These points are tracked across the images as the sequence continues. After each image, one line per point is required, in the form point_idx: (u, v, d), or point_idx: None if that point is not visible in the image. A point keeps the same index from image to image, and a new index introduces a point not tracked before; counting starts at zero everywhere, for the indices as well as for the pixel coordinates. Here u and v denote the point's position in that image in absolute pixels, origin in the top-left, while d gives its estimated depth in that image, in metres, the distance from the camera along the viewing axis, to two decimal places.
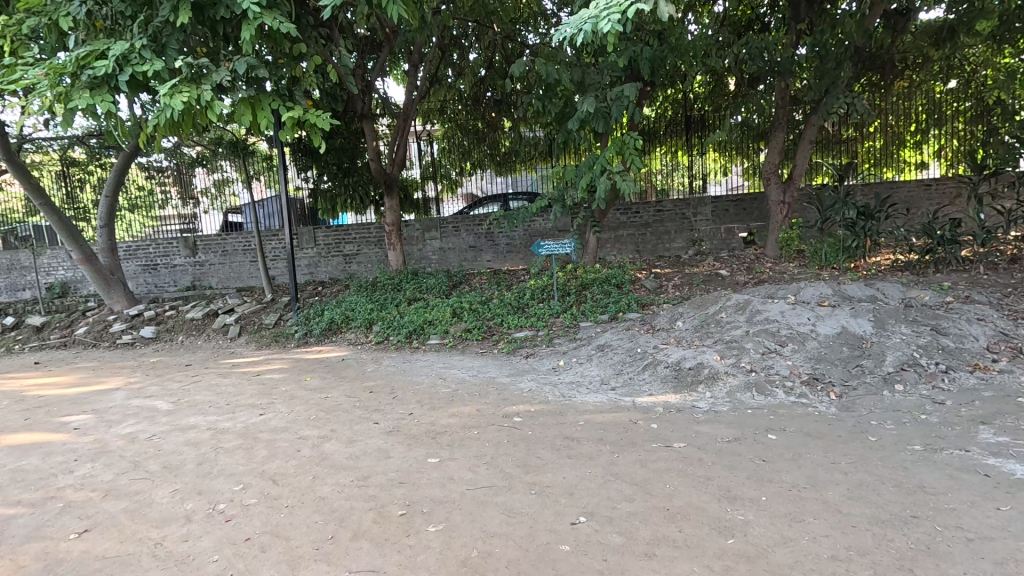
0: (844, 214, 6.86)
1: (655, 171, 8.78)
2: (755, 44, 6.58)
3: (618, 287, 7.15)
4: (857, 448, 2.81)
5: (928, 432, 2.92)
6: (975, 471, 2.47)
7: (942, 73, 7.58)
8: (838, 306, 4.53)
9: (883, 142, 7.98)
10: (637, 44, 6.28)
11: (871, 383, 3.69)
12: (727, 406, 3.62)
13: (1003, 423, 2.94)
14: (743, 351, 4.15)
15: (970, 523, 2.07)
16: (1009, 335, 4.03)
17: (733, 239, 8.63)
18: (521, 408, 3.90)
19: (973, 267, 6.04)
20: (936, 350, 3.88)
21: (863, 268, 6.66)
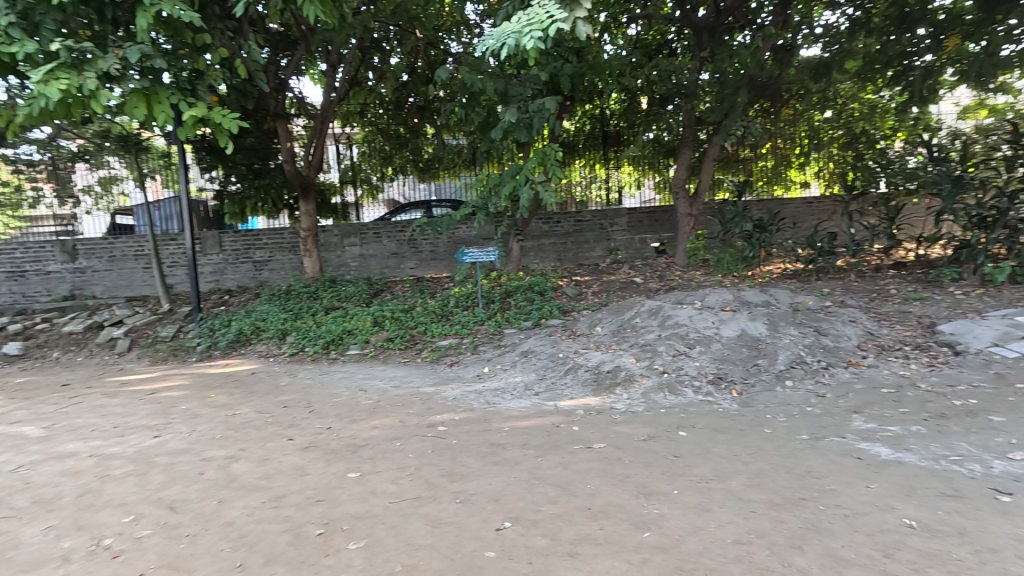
0: (743, 226, 7.53)
1: (575, 183, 9.15)
2: (664, 67, 7.11)
3: (540, 294, 7.31)
4: (755, 440, 3.09)
5: (813, 423, 3.27)
6: (850, 455, 2.80)
7: (820, 104, 8.55)
8: (738, 311, 4.96)
9: (773, 163, 8.89)
10: (558, 60, 6.56)
11: (766, 380, 4.06)
12: (643, 406, 3.82)
13: (871, 411, 3.37)
14: (656, 354, 4.42)
15: (847, 501, 2.34)
16: (874, 334, 4.62)
17: (646, 248, 9.15)
18: (446, 417, 3.86)
19: (846, 275, 6.87)
20: (819, 349, 4.36)
21: (758, 275, 7.36)
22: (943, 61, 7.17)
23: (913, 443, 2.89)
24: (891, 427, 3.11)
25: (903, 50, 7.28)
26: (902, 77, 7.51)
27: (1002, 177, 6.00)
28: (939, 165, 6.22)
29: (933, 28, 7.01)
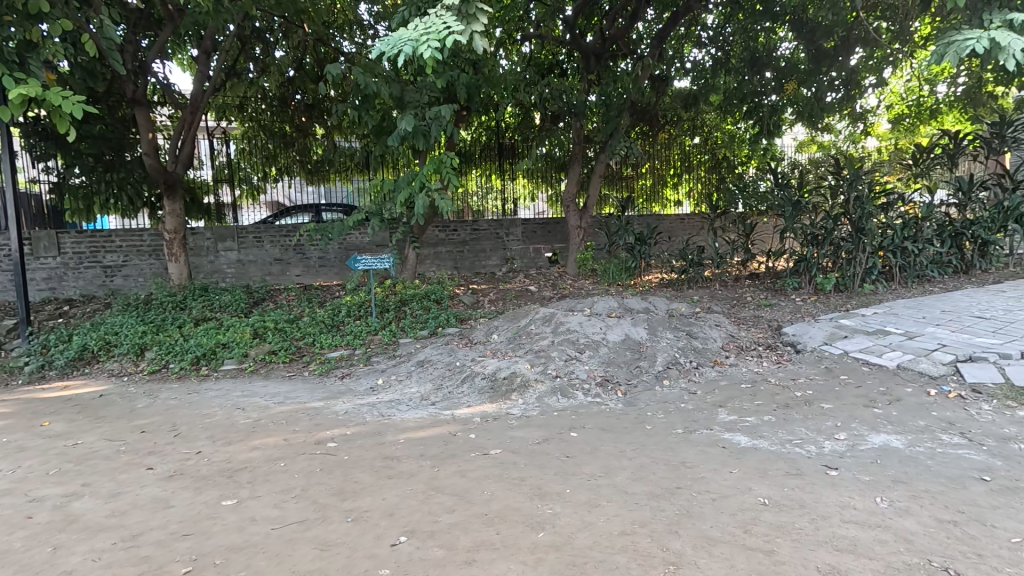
0: (626, 239, 8.15)
1: (471, 193, 9.28)
2: (555, 87, 7.52)
3: (437, 302, 7.24)
4: (638, 436, 3.34)
5: (686, 418, 3.62)
6: (716, 445, 3.14)
7: (690, 130, 9.52)
8: (623, 316, 5.35)
9: (652, 182, 9.67)
10: (454, 70, 6.55)
11: (647, 380, 4.41)
12: (537, 410, 3.95)
13: (733, 404, 3.80)
14: (550, 359, 4.61)
15: (715, 486, 2.61)
16: (735, 336, 5.24)
17: (540, 258, 9.49)
18: (337, 432, 3.66)
19: (711, 284, 7.73)
20: (691, 351, 4.84)
21: (640, 284, 8.02)
22: (785, 101, 8.38)
23: (766, 431, 3.31)
24: (749, 418, 3.54)
25: (754, 90, 8.45)
26: (754, 113, 8.61)
27: (831, 203, 7.00)
28: (783, 190, 7.19)
29: (776, 72, 8.24)
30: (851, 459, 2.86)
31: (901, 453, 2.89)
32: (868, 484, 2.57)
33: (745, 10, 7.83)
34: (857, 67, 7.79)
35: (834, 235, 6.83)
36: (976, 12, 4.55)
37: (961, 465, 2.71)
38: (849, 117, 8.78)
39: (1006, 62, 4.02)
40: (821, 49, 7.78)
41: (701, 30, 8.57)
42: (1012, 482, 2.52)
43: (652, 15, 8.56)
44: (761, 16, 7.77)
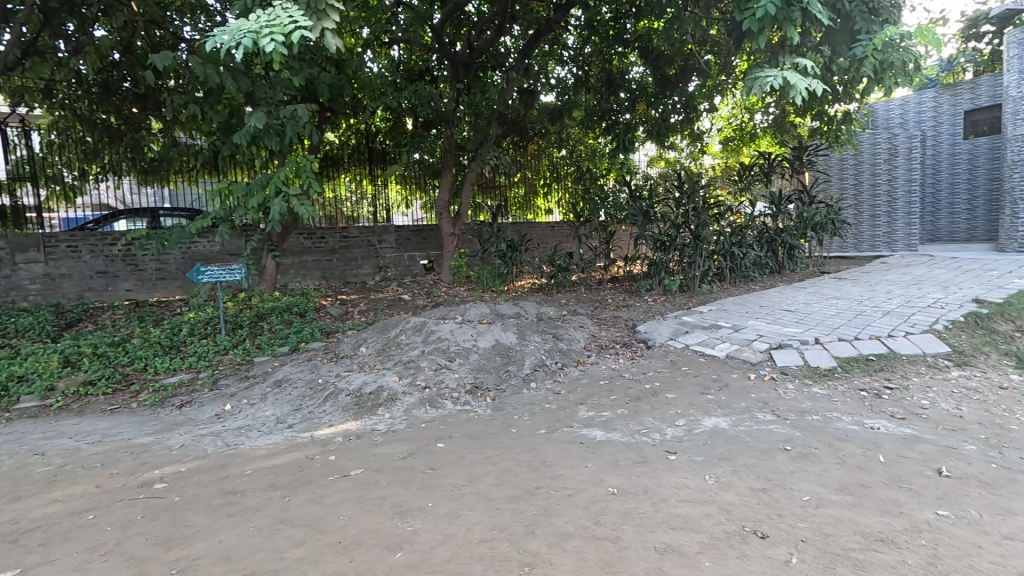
0: (498, 245, 8.31)
1: (342, 198, 8.83)
2: (423, 92, 7.48)
3: (300, 315, 6.72)
4: (504, 441, 3.39)
5: (550, 418, 3.76)
6: (575, 441, 3.30)
7: (557, 143, 10.00)
8: (493, 322, 5.45)
9: (524, 191, 10.07)
10: (314, 67, 6.18)
11: (515, 384, 4.53)
12: (404, 423, 3.83)
13: (591, 401, 4.05)
14: (419, 370, 4.53)
15: (570, 482, 2.74)
16: (596, 336, 5.60)
17: (415, 266, 9.28)
18: (167, 471, 3.19)
19: (578, 287, 8.21)
20: (556, 352, 5.07)
21: (512, 290, 8.24)
22: (637, 119, 9.21)
23: (619, 424, 3.57)
24: (605, 413, 3.79)
25: (611, 108, 9.20)
26: (612, 129, 9.42)
27: (675, 212, 7.83)
28: (636, 201, 7.89)
29: (629, 94, 9.06)
30: (688, 443, 3.19)
31: (726, 433, 3.29)
32: (699, 464, 2.88)
33: (600, 34, 8.63)
34: (693, 93, 8.77)
35: (677, 241, 7.67)
36: (773, 53, 5.42)
37: (770, 439, 3.17)
38: (689, 137, 9.91)
39: (795, 96, 4.83)
40: (665, 75, 8.58)
41: (563, 49, 9.16)
42: (806, 450, 2.99)
43: (518, 31, 8.77)
44: (613, 42, 8.65)
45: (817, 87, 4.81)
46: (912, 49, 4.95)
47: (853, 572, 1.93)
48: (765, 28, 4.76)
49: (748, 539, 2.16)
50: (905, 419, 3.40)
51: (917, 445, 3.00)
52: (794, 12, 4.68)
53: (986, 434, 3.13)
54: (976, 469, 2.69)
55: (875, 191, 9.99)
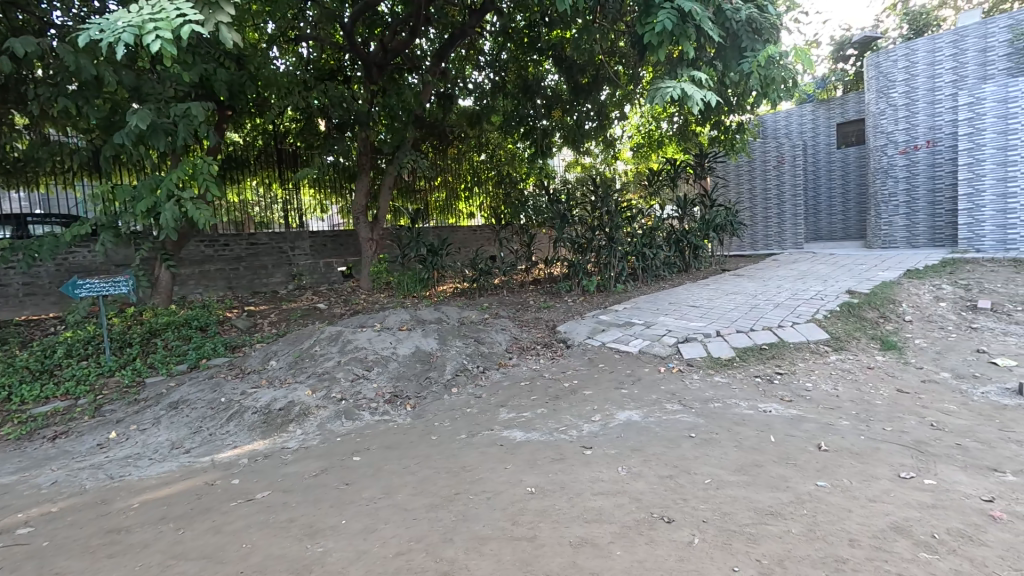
0: (419, 250, 8.15)
1: (249, 203, 8.27)
2: (334, 92, 7.17)
3: (201, 330, 6.19)
4: (423, 449, 3.32)
5: (471, 422, 3.75)
6: (495, 444, 3.31)
7: (477, 147, 10.01)
8: (413, 329, 5.37)
9: (445, 196, 10.01)
10: (212, 62, 5.81)
11: (436, 391, 4.46)
12: (317, 438, 3.64)
13: (512, 403, 4.09)
14: (334, 382, 4.35)
15: (490, 485, 2.74)
16: (518, 337, 5.67)
17: (332, 273, 8.90)
18: (34, 513, 2.79)
19: (500, 291, 8.28)
20: (478, 356, 5.06)
21: (434, 295, 8.16)
22: (554, 126, 9.44)
23: (538, 423, 3.63)
24: (525, 413, 3.84)
25: (528, 114, 9.37)
26: (530, 134, 9.59)
27: (591, 214, 8.11)
28: (553, 204, 8.06)
29: (546, 100, 9.26)
30: (603, 437, 3.31)
31: (639, 425, 3.45)
32: (613, 456, 2.99)
33: (515, 40, 8.72)
34: (605, 101, 8.99)
35: (594, 243, 7.98)
36: (673, 66, 5.81)
37: (678, 427, 3.37)
38: (602, 144, 10.32)
39: (693, 106, 5.19)
40: (579, 83, 8.77)
41: (479, 54, 9.24)
42: (708, 435, 3.21)
43: (434, 34, 8.67)
44: (528, 50, 8.80)
45: (711, 98, 5.20)
46: (789, 67, 5.50)
47: (747, 545, 2.09)
48: (664, 42, 5.07)
49: (656, 525, 2.27)
50: (792, 401, 3.75)
51: (801, 424, 3.32)
52: (688, 29, 5.03)
53: (857, 410, 3.53)
54: (849, 441, 3.02)
55: (766, 195, 10.97)
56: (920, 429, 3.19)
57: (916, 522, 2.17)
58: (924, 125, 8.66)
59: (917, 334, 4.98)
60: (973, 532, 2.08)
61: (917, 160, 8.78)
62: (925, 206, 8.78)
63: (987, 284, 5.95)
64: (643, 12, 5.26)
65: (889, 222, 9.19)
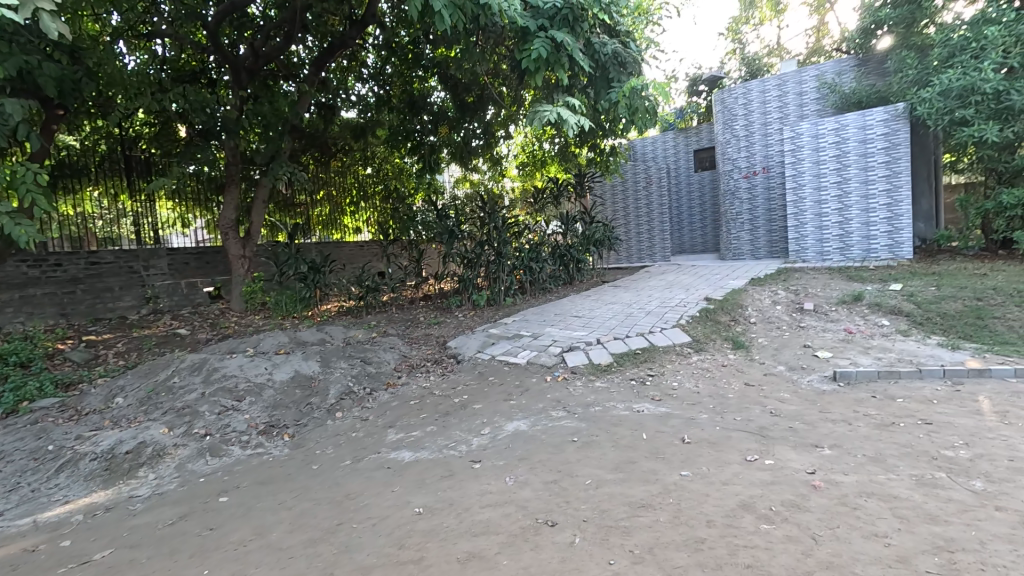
0: (298, 268, 7.59)
1: (91, 216, 7.17)
2: (195, 95, 6.54)
3: (21, 366, 5.18)
4: (301, 480, 3.10)
5: (356, 447, 3.58)
6: (382, 467, 3.19)
7: (362, 160, 9.69)
8: (291, 352, 5.03)
9: (328, 211, 9.53)
10: (36, 54, 4.96)
11: (318, 417, 4.19)
12: (175, 482, 3.22)
13: (401, 423, 3.98)
14: (197, 417, 3.91)
15: (375, 510, 2.64)
16: (407, 355, 5.54)
17: (197, 294, 8.01)
18: None
19: (389, 308, 8.06)
20: (365, 377, 4.85)
21: (317, 315, 7.69)
22: (441, 142, 9.43)
23: (427, 441, 3.57)
24: (414, 433, 3.76)
25: (415, 129, 9.27)
26: (417, 150, 9.50)
27: (479, 230, 8.22)
28: (442, 220, 8.03)
29: (432, 116, 9.19)
30: (491, 449, 3.35)
31: (527, 434, 3.55)
32: (500, 468, 3.04)
33: (399, 56, 8.60)
34: (491, 121, 9.08)
35: (482, 258, 8.08)
36: (549, 91, 6.22)
37: (562, 433, 3.52)
38: (489, 161, 10.56)
39: (568, 129, 5.51)
40: (464, 102, 8.91)
41: (361, 67, 9.05)
42: (589, 438, 3.40)
43: (313, 42, 8.26)
44: (412, 65, 8.72)
45: (584, 123, 5.57)
46: (651, 98, 6.06)
47: (622, 538, 2.24)
48: (541, 68, 5.35)
49: (541, 530, 2.35)
50: (662, 400, 4.13)
51: (668, 421, 3.65)
52: (561, 58, 5.38)
53: (713, 404, 3.98)
54: (707, 432, 3.39)
55: (638, 213, 11.97)
56: (762, 416, 3.68)
57: (758, 498, 2.50)
58: (761, 154, 10.11)
59: (760, 333, 5.75)
60: (801, 501, 2.45)
61: (756, 183, 10.21)
62: (764, 223, 10.20)
63: (810, 288, 7.07)
64: (521, 40, 5.55)
65: (737, 237, 10.54)
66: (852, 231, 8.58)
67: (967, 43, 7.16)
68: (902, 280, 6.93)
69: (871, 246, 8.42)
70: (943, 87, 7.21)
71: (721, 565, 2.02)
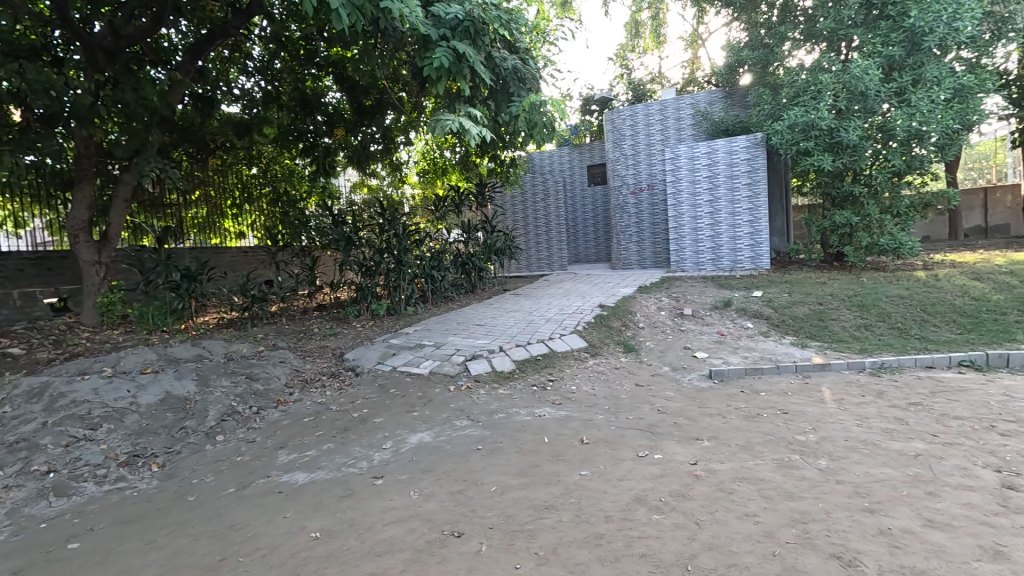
0: (168, 275, 6.75)
1: None
2: (36, 74, 5.47)
3: None
4: (175, 515, 2.77)
5: (241, 472, 3.27)
6: (272, 492, 2.94)
7: (246, 160, 8.94)
8: (161, 371, 4.48)
9: (206, 212, 8.70)
10: None
11: (194, 442, 3.76)
12: (7, 531, 2.70)
13: (293, 443, 3.70)
14: (37, 451, 3.33)
15: (264, 540, 2.43)
16: (299, 370, 5.17)
17: (36, 306, 6.82)
18: None
19: (278, 320, 7.49)
20: (250, 395, 4.45)
21: (193, 328, 6.92)
22: (337, 145, 9.06)
23: (324, 460, 3.36)
24: (309, 452, 3.52)
25: (306, 129, 8.83)
26: (310, 151, 9.07)
27: (379, 237, 7.93)
28: (338, 226, 7.61)
29: (326, 117, 8.85)
30: (394, 463, 3.25)
31: (430, 446, 3.48)
32: (403, 482, 2.96)
33: (289, 51, 8.10)
34: (390, 126, 8.80)
35: (381, 267, 7.81)
36: (451, 101, 6.22)
37: (466, 442, 3.51)
38: (388, 167, 10.29)
39: (470, 139, 5.54)
40: (362, 105, 8.62)
41: (246, 59, 8.30)
42: (494, 445, 3.44)
43: (187, 26, 7.48)
44: (305, 62, 8.28)
45: (486, 134, 5.63)
46: (549, 114, 6.30)
47: (527, 542, 2.29)
48: (442, 77, 5.34)
49: (447, 542, 2.32)
50: (562, 403, 4.29)
51: (568, 423, 3.81)
52: (463, 68, 5.42)
53: (608, 405, 4.22)
54: (603, 432, 3.59)
55: (537, 224, 12.37)
56: (651, 414, 3.98)
57: (649, 490, 2.69)
58: (646, 172, 10.99)
59: (647, 337, 6.22)
60: (686, 490, 2.68)
61: (642, 199, 11.06)
62: (649, 235, 11.06)
63: (689, 296, 7.81)
64: (422, 47, 5.50)
65: (627, 248, 11.29)
66: (722, 244, 9.63)
67: (806, 86, 8.40)
68: (762, 288, 7.91)
69: (738, 258, 9.50)
70: (791, 122, 8.35)
71: (619, 557, 2.14)
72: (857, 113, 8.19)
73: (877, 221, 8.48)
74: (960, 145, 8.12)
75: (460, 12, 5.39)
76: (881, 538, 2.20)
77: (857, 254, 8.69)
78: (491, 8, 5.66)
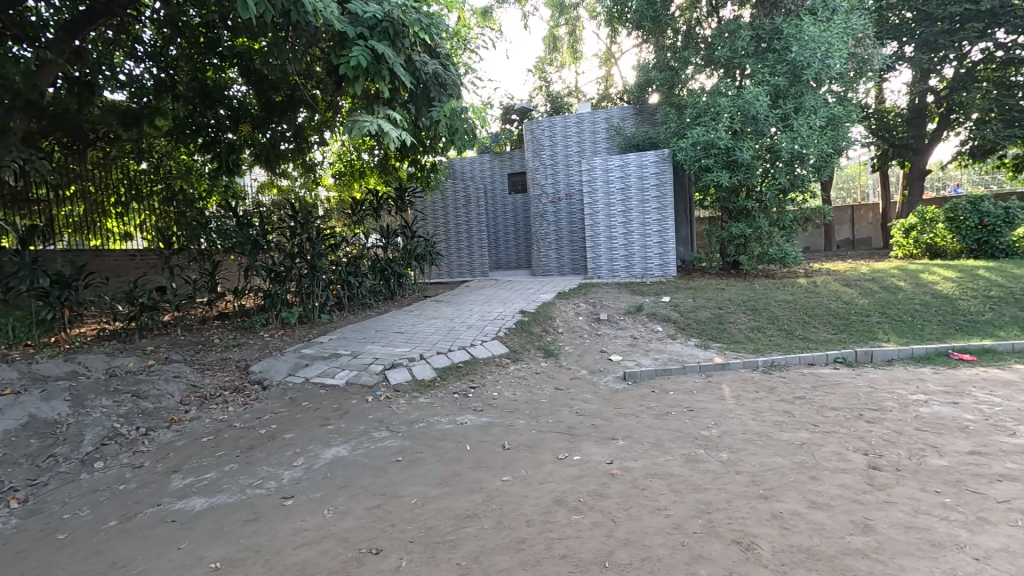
0: (35, 281, 5.93)
1: None
2: None
3: None
4: (40, 557, 2.40)
5: (124, 502, 2.91)
6: (163, 522, 2.65)
7: (134, 153, 8.09)
8: (23, 392, 3.90)
9: (83, 210, 7.76)
10: None
11: (66, 472, 3.30)
12: None
13: (189, 465, 3.37)
14: None
15: None
16: (197, 385, 4.71)
17: None
18: None
19: (172, 330, 6.82)
20: (136, 415, 3.99)
21: (64, 341, 6.11)
22: (241, 141, 8.42)
23: (226, 483, 3.09)
24: (207, 475, 3.22)
25: (206, 122, 8.05)
26: (211, 146, 8.30)
27: (290, 240, 7.44)
28: (243, 228, 7.07)
29: (230, 111, 8.11)
30: (306, 481, 3.06)
31: (346, 460, 3.32)
32: (316, 501, 2.79)
33: (186, 37, 7.20)
34: (302, 124, 8.29)
35: (293, 272, 7.37)
36: (370, 103, 6.03)
37: (385, 454, 3.39)
38: (301, 167, 9.76)
39: (389, 142, 5.40)
40: (271, 100, 7.94)
41: (134, 42, 7.54)
42: (414, 456, 3.35)
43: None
44: (205, 52, 7.40)
45: (406, 138, 5.53)
46: (470, 120, 6.34)
47: (449, 553, 2.25)
48: (360, 77, 5.16)
49: (364, 560, 2.22)
50: (484, 410, 4.28)
51: (489, 430, 3.81)
52: (382, 70, 5.29)
53: (529, 409, 4.28)
54: (524, 437, 3.63)
55: (457, 229, 12.31)
56: (570, 416, 4.09)
57: (569, 492, 2.76)
58: (564, 182, 11.38)
59: (566, 342, 6.40)
60: (603, 490, 2.78)
61: (561, 208, 11.40)
62: (567, 242, 11.42)
63: (604, 301, 8.15)
64: (338, 45, 5.30)
65: (547, 255, 11.53)
66: (634, 252, 10.17)
67: (706, 108, 9.14)
68: (670, 293, 8.45)
69: (648, 266, 10.09)
70: (694, 140, 9.04)
71: (540, 560, 2.17)
72: (750, 135, 9.01)
73: (767, 232, 9.40)
74: (833, 167, 9.24)
75: (379, 11, 5.26)
76: (773, 521, 2.42)
77: (751, 263, 9.56)
78: (411, 11, 5.58)
